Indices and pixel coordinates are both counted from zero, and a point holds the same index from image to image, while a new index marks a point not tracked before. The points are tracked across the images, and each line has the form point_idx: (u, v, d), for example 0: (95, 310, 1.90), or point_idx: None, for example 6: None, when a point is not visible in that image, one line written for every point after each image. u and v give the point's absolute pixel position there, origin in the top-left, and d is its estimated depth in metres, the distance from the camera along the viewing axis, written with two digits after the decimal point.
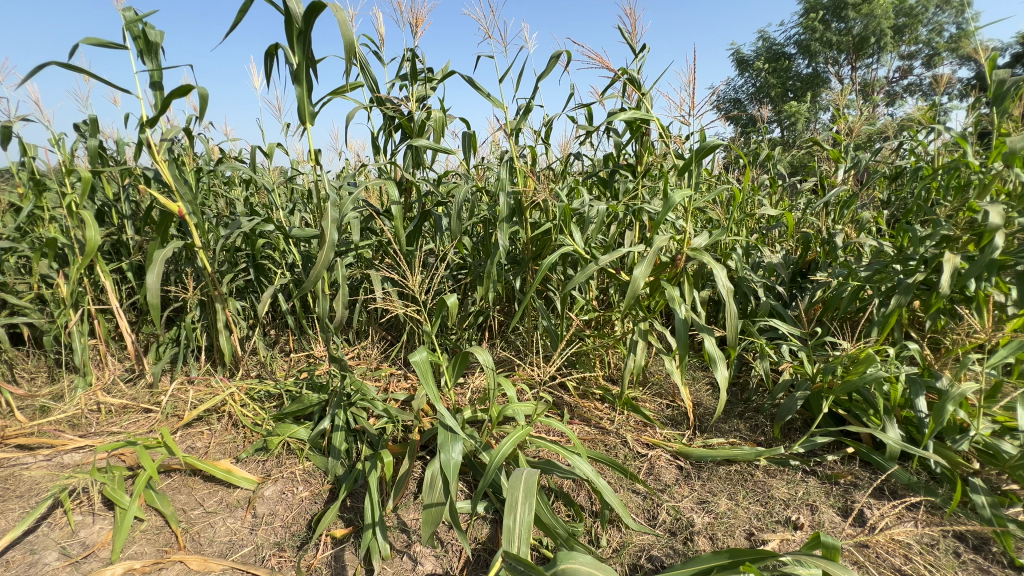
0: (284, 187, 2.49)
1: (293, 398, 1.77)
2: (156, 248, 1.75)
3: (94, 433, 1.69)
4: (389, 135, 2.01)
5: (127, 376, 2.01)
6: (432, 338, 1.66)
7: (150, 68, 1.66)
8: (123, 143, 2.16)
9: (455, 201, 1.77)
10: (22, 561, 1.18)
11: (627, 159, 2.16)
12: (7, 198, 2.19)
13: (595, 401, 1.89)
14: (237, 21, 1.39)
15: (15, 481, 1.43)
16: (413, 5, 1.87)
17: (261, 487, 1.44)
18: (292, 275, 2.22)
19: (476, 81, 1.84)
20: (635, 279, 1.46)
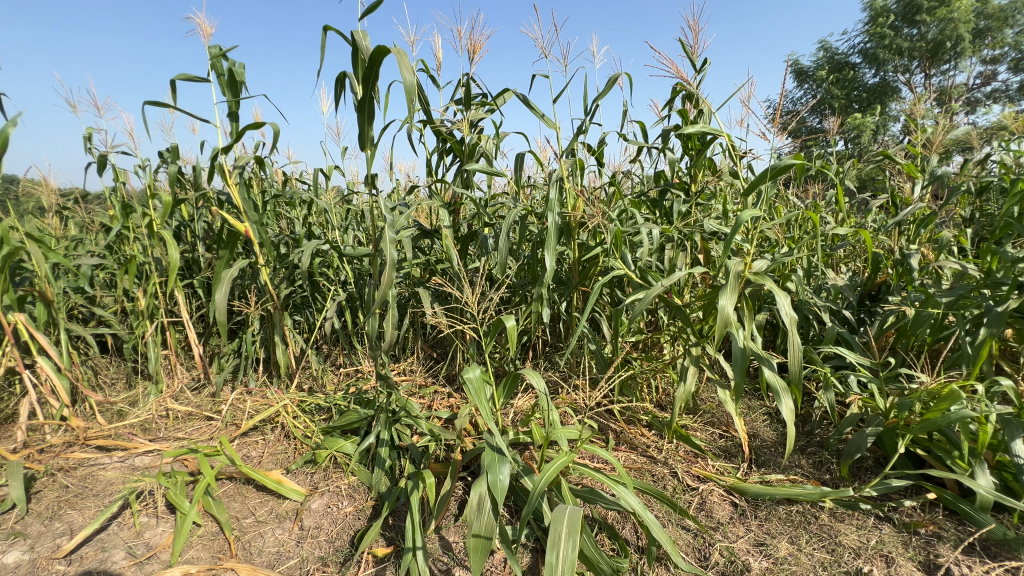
0: (340, 207, 2.61)
1: (341, 412, 1.83)
2: (223, 265, 1.92)
3: (163, 438, 1.80)
4: (441, 158, 2.06)
5: (193, 385, 2.14)
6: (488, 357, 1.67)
7: (229, 100, 1.82)
8: (198, 168, 2.36)
9: (503, 222, 1.79)
10: (93, 557, 1.26)
11: (680, 178, 2.11)
12: (99, 219, 2.43)
13: (642, 428, 1.82)
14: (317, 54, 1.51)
15: (92, 481, 1.55)
16: (473, 33, 1.92)
17: (308, 500, 1.48)
18: (345, 291, 2.32)
19: (528, 102, 1.86)
20: (722, 308, 1.38)
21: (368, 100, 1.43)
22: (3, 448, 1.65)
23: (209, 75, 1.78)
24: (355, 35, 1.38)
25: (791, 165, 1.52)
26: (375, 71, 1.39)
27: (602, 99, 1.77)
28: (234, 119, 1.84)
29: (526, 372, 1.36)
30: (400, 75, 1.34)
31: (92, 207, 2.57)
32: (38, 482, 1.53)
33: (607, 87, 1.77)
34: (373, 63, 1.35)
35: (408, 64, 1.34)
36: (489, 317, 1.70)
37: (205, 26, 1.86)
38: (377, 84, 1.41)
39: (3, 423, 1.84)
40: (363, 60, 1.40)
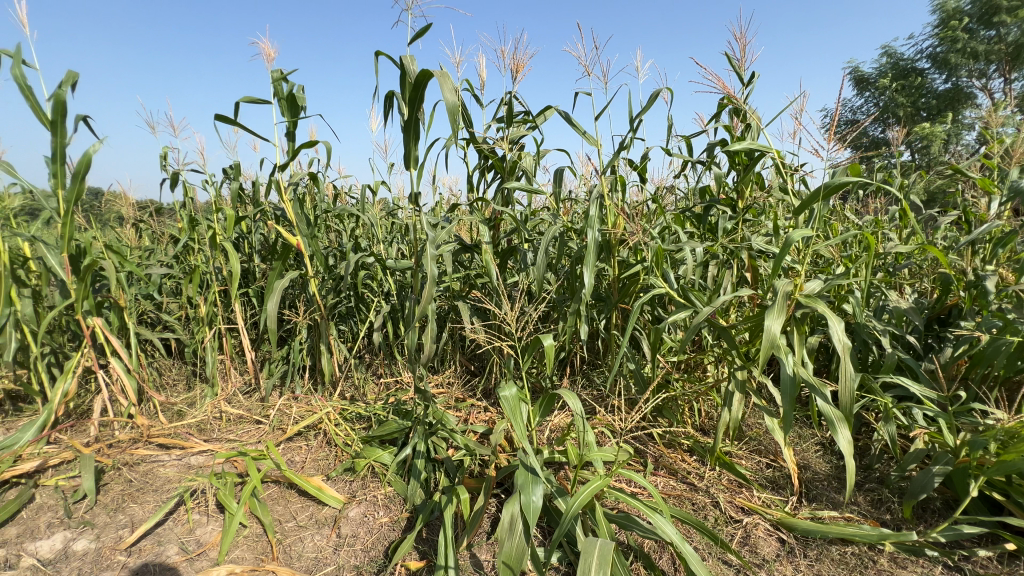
0: (386, 221, 2.71)
1: (380, 422, 1.87)
2: (276, 276, 2.03)
3: (216, 438, 1.91)
4: (483, 175, 2.09)
5: (245, 390, 2.26)
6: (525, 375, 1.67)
7: (288, 121, 1.93)
8: (257, 184, 2.52)
9: (542, 238, 1.79)
10: (150, 550, 1.35)
11: (727, 194, 2.05)
12: (169, 232, 2.63)
13: (682, 453, 1.76)
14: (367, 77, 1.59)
15: (153, 477, 1.66)
16: (515, 53, 1.96)
17: (346, 508, 1.52)
18: (388, 303, 2.39)
19: (570, 119, 1.86)
20: (768, 329, 1.32)
21: (414, 121, 1.49)
22: (78, 441, 1.80)
23: (270, 98, 1.90)
24: (403, 59, 1.45)
25: (849, 184, 1.42)
26: (420, 93, 1.44)
27: (644, 115, 1.75)
28: (291, 139, 1.95)
29: (563, 394, 1.35)
30: (445, 97, 1.39)
31: (164, 220, 2.78)
32: (105, 475, 1.66)
33: (649, 102, 1.75)
34: (419, 85, 1.41)
35: (452, 86, 1.39)
36: (526, 334, 1.70)
37: (269, 50, 2.00)
38: (422, 105, 1.47)
39: (79, 418, 2.00)
40: (409, 83, 1.46)
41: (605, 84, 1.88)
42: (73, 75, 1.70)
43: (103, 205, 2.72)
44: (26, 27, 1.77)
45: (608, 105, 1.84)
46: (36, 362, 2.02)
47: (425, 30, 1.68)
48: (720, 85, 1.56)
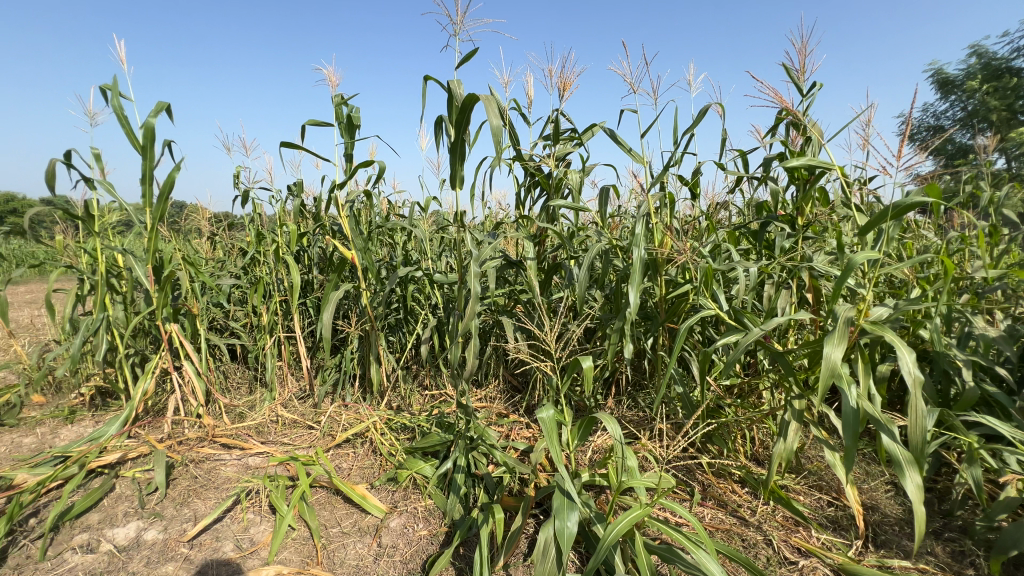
0: (435, 236, 2.78)
1: (424, 434, 1.91)
2: (331, 288, 2.14)
3: (272, 441, 2.02)
4: (529, 192, 2.11)
5: (300, 395, 2.39)
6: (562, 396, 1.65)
7: (346, 142, 2.05)
8: (318, 200, 2.68)
9: (586, 256, 1.77)
10: (209, 545, 1.44)
11: (785, 211, 1.94)
12: (240, 244, 2.84)
13: (733, 483, 1.66)
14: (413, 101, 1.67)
15: (215, 474, 1.78)
16: (563, 71, 1.97)
17: (388, 518, 1.55)
18: (435, 316, 2.44)
19: (616, 136, 1.85)
20: (828, 358, 1.22)
21: (460, 143, 1.53)
22: (154, 437, 1.96)
23: (331, 120, 2.02)
24: (451, 84, 1.50)
25: (925, 204, 1.28)
26: (466, 115, 1.49)
27: (693, 130, 1.70)
28: (348, 159, 2.06)
29: (602, 417, 1.32)
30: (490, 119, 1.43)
31: (234, 233, 3.01)
32: (175, 470, 1.80)
33: (699, 117, 1.70)
34: (465, 109, 1.45)
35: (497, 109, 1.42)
36: (566, 354, 1.68)
37: (332, 76, 2.13)
38: (468, 127, 1.51)
39: (156, 415, 2.19)
40: (456, 106, 1.50)
41: (654, 99, 1.85)
42: (163, 105, 1.88)
43: (183, 220, 2.97)
44: (125, 63, 1.98)
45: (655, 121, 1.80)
46: (122, 362, 2.24)
47: (472, 55, 1.82)
48: (776, 98, 1.49)
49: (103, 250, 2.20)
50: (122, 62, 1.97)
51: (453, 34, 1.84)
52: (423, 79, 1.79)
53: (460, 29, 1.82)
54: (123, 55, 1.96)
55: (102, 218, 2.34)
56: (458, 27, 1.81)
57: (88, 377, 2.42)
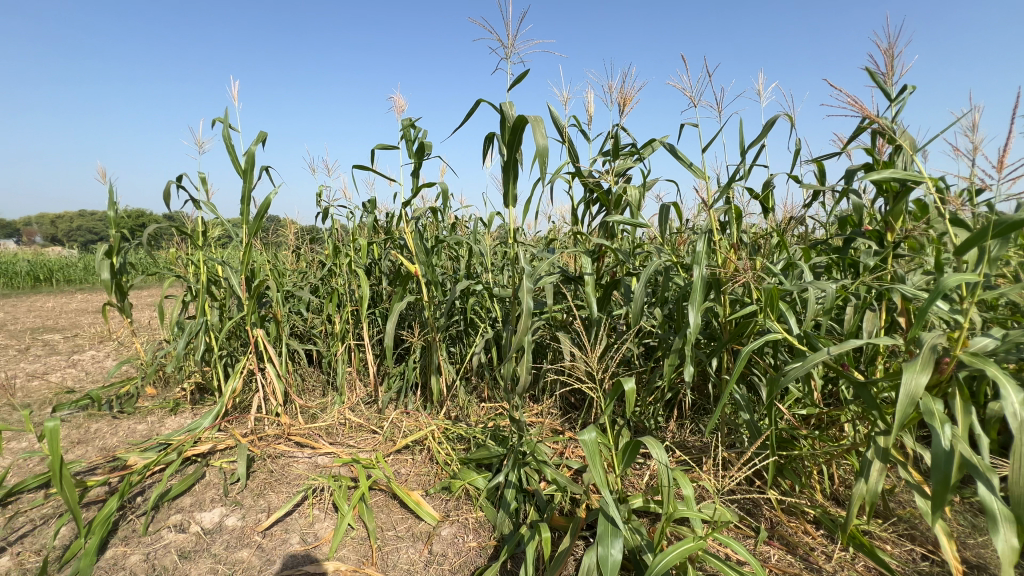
0: (497, 250, 2.84)
1: (478, 446, 1.94)
2: (397, 300, 2.26)
3: (339, 442, 2.15)
4: (588, 208, 2.11)
5: (367, 401, 2.52)
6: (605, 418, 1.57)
7: (414, 163, 2.17)
8: (389, 216, 2.85)
9: (644, 273, 1.72)
10: (278, 536, 1.56)
11: (873, 226, 1.77)
12: (320, 257, 3.08)
13: (805, 523, 1.53)
14: (468, 122, 1.87)
15: (288, 470, 1.93)
16: (623, 87, 1.96)
17: (439, 526, 1.60)
18: (494, 329, 2.49)
19: (676, 151, 1.82)
20: (907, 384, 1.10)
21: (512, 162, 1.69)
22: (239, 431, 2.17)
23: (400, 143, 2.16)
24: (504, 108, 1.69)
25: None
26: (517, 135, 1.66)
27: (761, 143, 1.63)
28: (415, 178, 2.18)
29: (647, 441, 1.29)
30: (537, 140, 1.60)
31: (315, 247, 3.27)
32: (254, 463, 1.97)
33: (768, 129, 1.62)
34: (516, 131, 1.63)
35: (544, 131, 1.60)
36: (609, 375, 1.62)
37: (401, 102, 2.27)
38: (519, 146, 1.67)
39: (242, 411, 2.42)
40: (507, 127, 1.68)
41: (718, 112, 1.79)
42: (262, 135, 2.12)
43: (273, 234, 3.28)
44: (236, 100, 2.27)
45: (719, 134, 1.74)
46: (217, 361, 2.50)
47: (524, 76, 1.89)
48: (856, 107, 1.37)
49: (206, 262, 2.50)
50: (235, 99, 2.27)
51: (505, 58, 1.94)
52: (477, 102, 1.98)
53: (511, 52, 1.91)
54: (234, 93, 2.24)
55: (207, 233, 2.65)
56: (509, 51, 1.90)
57: (189, 374, 2.73)
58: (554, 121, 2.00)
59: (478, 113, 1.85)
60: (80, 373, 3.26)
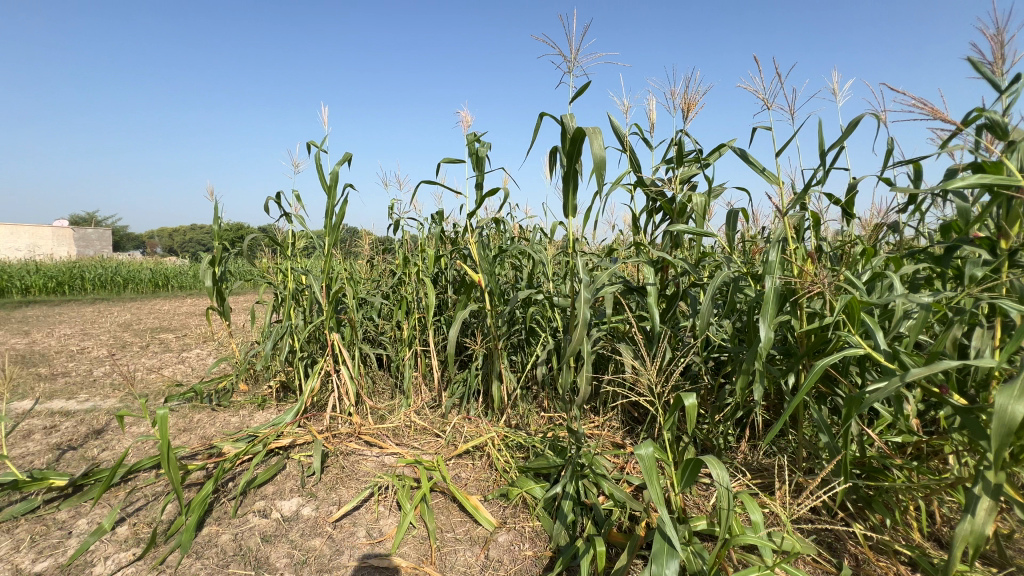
0: (559, 260, 2.85)
1: (537, 455, 1.94)
2: (460, 308, 2.35)
3: (404, 443, 2.26)
4: (651, 217, 2.07)
5: (431, 405, 2.62)
6: (665, 434, 1.53)
7: (477, 175, 2.24)
8: (455, 227, 2.96)
9: (709, 284, 1.65)
10: (347, 528, 1.66)
11: (982, 233, 1.57)
12: (391, 266, 3.26)
13: (898, 564, 1.37)
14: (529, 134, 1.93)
15: (357, 467, 2.05)
16: (687, 92, 1.91)
17: (496, 532, 1.62)
18: (555, 338, 2.49)
19: (745, 156, 1.73)
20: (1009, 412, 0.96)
21: (572, 173, 1.73)
22: (315, 428, 2.34)
23: (464, 157, 2.24)
24: (564, 120, 1.73)
25: None
26: (577, 146, 1.69)
27: (840, 146, 1.51)
28: (478, 190, 2.26)
29: (707, 460, 1.27)
30: (594, 152, 1.61)
31: (387, 256, 3.46)
32: (328, 458, 2.12)
33: (849, 130, 1.50)
34: (575, 141, 1.66)
35: (602, 142, 1.61)
36: (669, 389, 1.56)
37: (466, 118, 2.37)
38: (579, 157, 1.70)
39: (319, 409, 2.60)
40: (568, 138, 1.72)
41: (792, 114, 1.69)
42: (347, 155, 2.29)
43: (350, 245, 3.52)
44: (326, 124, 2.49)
45: (792, 138, 1.64)
46: (298, 362, 2.72)
47: (583, 88, 1.92)
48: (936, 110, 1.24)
49: (291, 271, 2.73)
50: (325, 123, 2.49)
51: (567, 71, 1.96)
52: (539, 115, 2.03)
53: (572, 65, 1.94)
54: (324, 118, 2.46)
55: (294, 245, 2.91)
56: (570, 65, 1.94)
57: (275, 372, 2.99)
58: (615, 131, 1.99)
59: (539, 125, 1.91)
60: (187, 368, 3.68)
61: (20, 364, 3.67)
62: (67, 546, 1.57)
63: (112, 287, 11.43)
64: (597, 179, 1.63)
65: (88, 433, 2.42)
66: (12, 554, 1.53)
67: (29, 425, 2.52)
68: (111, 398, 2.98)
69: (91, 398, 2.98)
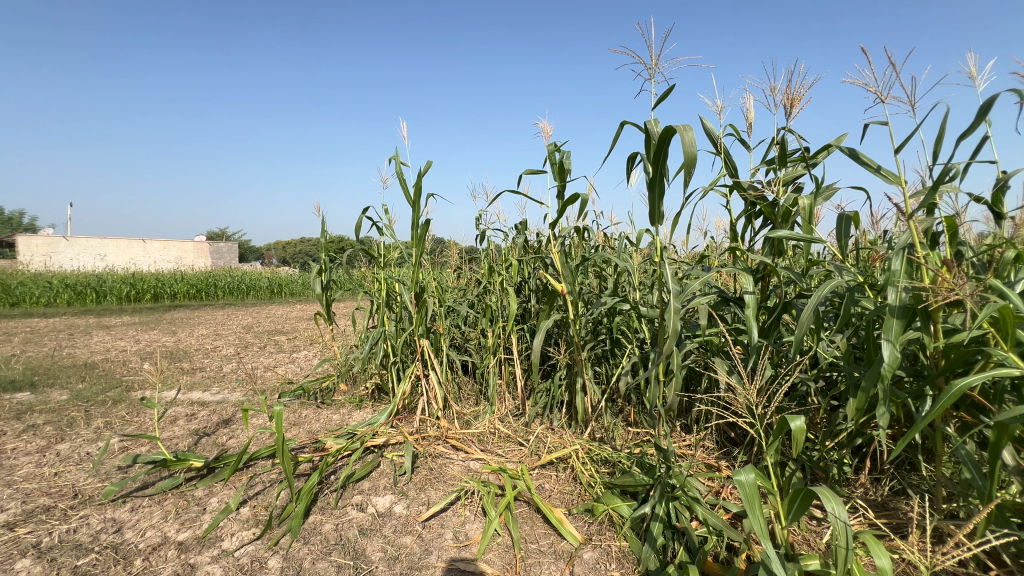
0: (646, 269, 2.74)
1: (623, 471, 1.87)
2: (544, 317, 2.35)
3: (489, 449, 2.30)
4: (749, 223, 1.92)
5: (515, 413, 2.65)
6: (769, 459, 1.39)
7: (558, 184, 2.25)
8: (537, 236, 2.98)
9: (816, 295, 1.49)
10: (435, 529, 1.73)
11: None
12: (477, 275, 3.36)
13: None
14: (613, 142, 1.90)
15: (445, 470, 2.12)
16: (788, 87, 1.75)
17: (582, 548, 1.58)
18: (641, 350, 2.40)
19: (859, 154, 1.56)
20: None
21: (658, 177, 1.66)
22: (407, 429, 2.46)
23: (546, 167, 2.26)
24: (648, 125, 1.67)
25: None
26: (663, 150, 1.62)
27: (978, 135, 1.30)
28: (560, 199, 2.26)
29: (818, 491, 1.14)
30: (685, 148, 1.54)
31: (472, 265, 3.56)
32: (418, 459, 2.22)
33: (986, 116, 1.28)
34: (661, 144, 1.60)
35: (692, 136, 1.52)
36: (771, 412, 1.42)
37: (547, 128, 2.38)
38: (666, 161, 1.63)
39: (410, 412, 2.73)
40: (653, 143, 1.66)
41: (914, 103, 1.48)
42: (427, 165, 2.43)
43: (438, 254, 3.67)
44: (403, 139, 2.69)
45: (914, 130, 1.43)
46: (392, 366, 2.88)
47: (670, 91, 1.85)
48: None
49: (385, 280, 2.91)
50: (403, 137, 2.69)
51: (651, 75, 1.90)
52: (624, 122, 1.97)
53: (654, 72, 1.87)
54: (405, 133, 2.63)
55: (387, 256, 3.11)
56: (652, 71, 1.86)
57: (371, 375, 3.20)
58: (707, 133, 1.89)
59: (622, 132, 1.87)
60: (297, 368, 4.08)
61: (170, 359, 4.31)
62: (202, 520, 1.80)
63: (238, 293, 13.12)
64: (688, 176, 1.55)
65: (219, 422, 2.76)
66: (162, 522, 1.79)
67: (175, 412, 2.94)
68: (237, 392, 3.38)
69: (221, 391, 3.41)
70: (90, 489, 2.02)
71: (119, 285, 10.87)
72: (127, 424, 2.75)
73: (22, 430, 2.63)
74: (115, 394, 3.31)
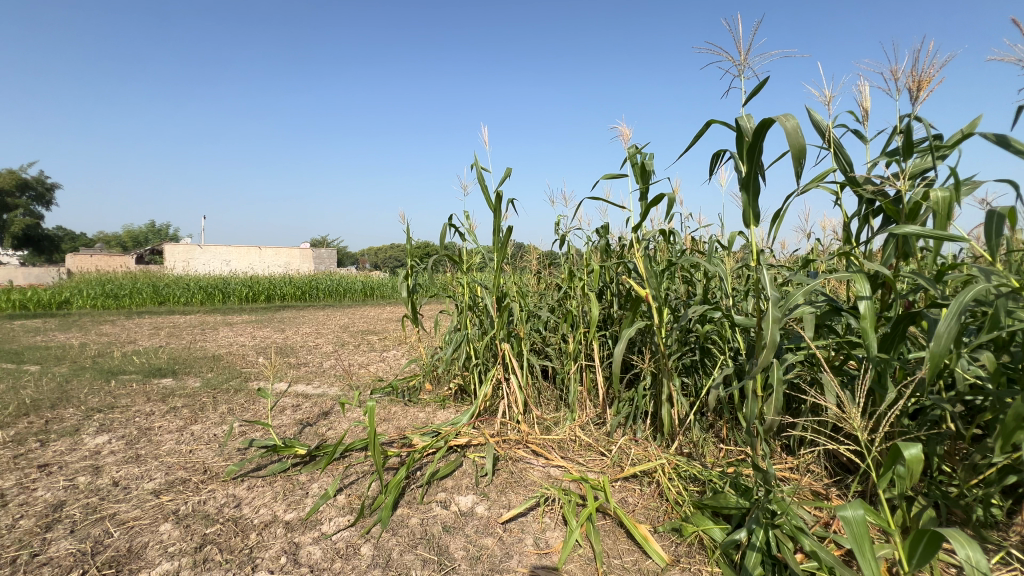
0: (740, 274, 2.55)
1: (714, 492, 1.75)
2: (627, 323, 2.27)
3: (569, 457, 2.27)
4: (867, 222, 1.70)
5: (596, 422, 2.59)
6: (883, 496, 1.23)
7: (640, 186, 2.17)
8: (620, 239, 2.90)
9: (954, 304, 1.28)
10: (515, 533, 1.74)
11: None
12: (557, 279, 3.34)
13: None
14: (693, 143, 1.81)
15: (525, 474, 2.13)
16: (914, 69, 1.54)
17: (668, 570, 1.50)
18: (735, 361, 2.23)
19: (1011, 138, 1.33)
20: None
21: (752, 176, 1.55)
22: (488, 431, 2.50)
23: (627, 169, 2.19)
24: (740, 121, 1.56)
25: None
26: (760, 145, 1.51)
27: None
28: (642, 202, 2.18)
29: (949, 536, 1.04)
30: (791, 137, 1.45)
31: (552, 270, 3.55)
32: (499, 461, 2.25)
33: None
34: (756, 139, 1.48)
35: (795, 123, 1.45)
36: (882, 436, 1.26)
37: (626, 132, 2.32)
38: (762, 157, 1.52)
39: (491, 414, 2.78)
40: (745, 140, 1.55)
41: None
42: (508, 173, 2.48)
43: (518, 258, 3.70)
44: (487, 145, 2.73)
45: None
46: (473, 368, 2.96)
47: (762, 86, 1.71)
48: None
49: (468, 284, 3.00)
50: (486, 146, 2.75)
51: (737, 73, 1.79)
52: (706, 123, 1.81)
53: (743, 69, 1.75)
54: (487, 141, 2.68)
55: (470, 261, 3.20)
56: (741, 67, 1.75)
57: (454, 375, 3.31)
58: (816, 125, 1.71)
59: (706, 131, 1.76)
60: (387, 367, 4.33)
61: (279, 355, 4.79)
62: (305, 503, 1.97)
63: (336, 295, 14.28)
64: (795, 164, 1.45)
65: (319, 414, 3.02)
66: (273, 502, 1.98)
67: (284, 402, 3.26)
68: (334, 387, 3.68)
69: (321, 385, 3.72)
70: (215, 467, 2.30)
71: (241, 287, 12.34)
72: (245, 411, 3.10)
73: (166, 411, 3.07)
74: (236, 384, 3.75)
